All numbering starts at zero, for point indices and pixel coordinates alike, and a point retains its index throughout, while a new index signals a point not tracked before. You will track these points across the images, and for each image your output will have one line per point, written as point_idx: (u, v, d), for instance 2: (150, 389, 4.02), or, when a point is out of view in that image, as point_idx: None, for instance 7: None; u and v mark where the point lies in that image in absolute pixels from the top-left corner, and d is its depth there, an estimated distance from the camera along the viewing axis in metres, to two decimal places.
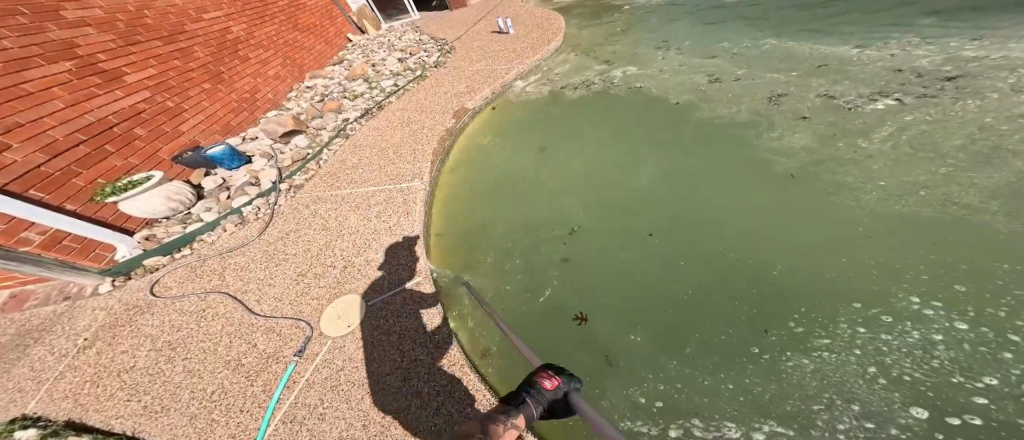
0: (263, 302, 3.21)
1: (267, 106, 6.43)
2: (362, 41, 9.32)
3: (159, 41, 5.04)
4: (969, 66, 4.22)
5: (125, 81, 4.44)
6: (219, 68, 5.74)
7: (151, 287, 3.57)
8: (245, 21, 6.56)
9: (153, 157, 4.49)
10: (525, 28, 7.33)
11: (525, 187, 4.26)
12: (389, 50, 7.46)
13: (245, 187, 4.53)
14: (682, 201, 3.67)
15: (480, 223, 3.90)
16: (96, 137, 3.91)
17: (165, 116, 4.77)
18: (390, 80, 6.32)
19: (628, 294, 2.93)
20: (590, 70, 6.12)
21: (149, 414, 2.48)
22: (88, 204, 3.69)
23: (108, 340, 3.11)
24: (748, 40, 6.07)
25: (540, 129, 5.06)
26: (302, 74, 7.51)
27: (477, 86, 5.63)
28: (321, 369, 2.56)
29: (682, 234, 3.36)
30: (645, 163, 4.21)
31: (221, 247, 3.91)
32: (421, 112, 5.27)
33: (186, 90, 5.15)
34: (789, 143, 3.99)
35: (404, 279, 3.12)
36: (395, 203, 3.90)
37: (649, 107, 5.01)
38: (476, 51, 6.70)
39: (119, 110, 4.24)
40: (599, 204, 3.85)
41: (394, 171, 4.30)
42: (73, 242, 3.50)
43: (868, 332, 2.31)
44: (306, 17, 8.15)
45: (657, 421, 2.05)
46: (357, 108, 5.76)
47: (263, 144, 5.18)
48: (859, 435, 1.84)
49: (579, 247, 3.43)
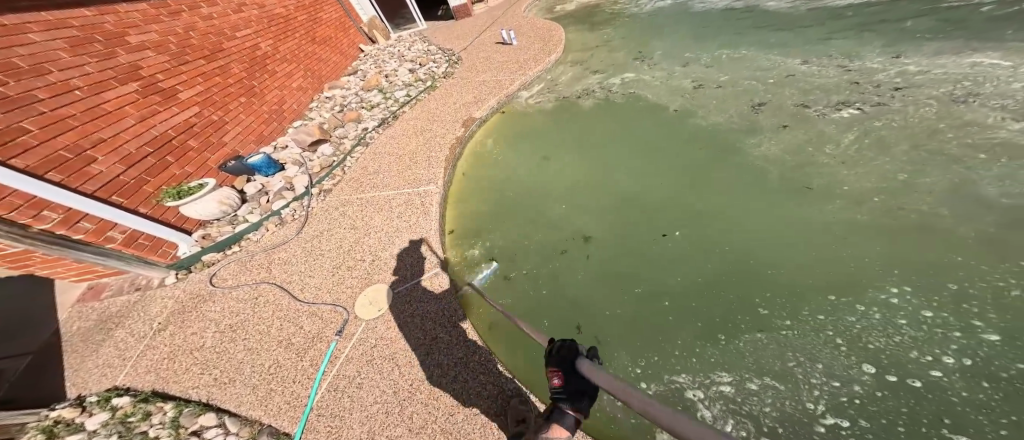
0: (306, 291, 3.79)
1: (292, 116, 7.02)
2: (374, 51, 9.85)
3: (204, 61, 5.62)
4: (914, 77, 4.62)
5: (179, 98, 5.03)
6: (252, 83, 6.33)
7: (210, 279, 4.21)
8: (273, 38, 7.14)
9: (204, 165, 5.10)
10: (528, 38, 7.74)
11: (533, 191, 4.71)
12: (401, 60, 7.96)
13: (282, 191, 5.12)
14: (672, 202, 4.07)
15: (493, 224, 4.36)
16: (160, 149, 4.53)
17: (212, 128, 5.36)
18: (403, 90, 6.83)
19: (623, 284, 3.35)
20: (590, 77, 6.52)
21: (219, 385, 3.06)
22: (156, 207, 4.32)
23: (177, 324, 3.73)
24: (741, 46, 6.39)
25: (546, 136, 5.49)
26: (322, 84, 8.09)
27: (484, 96, 6.08)
28: (358, 346, 3.10)
29: (675, 230, 3.75)
30: (643, 167, 4.61)
31: (266, 245, 4.53)
32: (433, 121, 5.77)
33: (229, 105, 5.75)
34: (770, 148, 4.35)
35: (424, 271, 3.63)
36: (414, 205, 4.40)
37: (647, 115, 5.38)
38: (482, 61, 7.15)
39: (176, 125, 4.85)
40: (601, 206, 4.26)
41: (411, 177, 4.81)
42: (146, 240, 4.15)
43: (825, 318, 2.70)
44: (323, 30, 8.70)
45: (663, 382, 2.53)
46: (374, 118, 6.28)
47: (293, 153, 5.76)
48: (825, 390, 2.31)
49: (582, 245, 3.85)
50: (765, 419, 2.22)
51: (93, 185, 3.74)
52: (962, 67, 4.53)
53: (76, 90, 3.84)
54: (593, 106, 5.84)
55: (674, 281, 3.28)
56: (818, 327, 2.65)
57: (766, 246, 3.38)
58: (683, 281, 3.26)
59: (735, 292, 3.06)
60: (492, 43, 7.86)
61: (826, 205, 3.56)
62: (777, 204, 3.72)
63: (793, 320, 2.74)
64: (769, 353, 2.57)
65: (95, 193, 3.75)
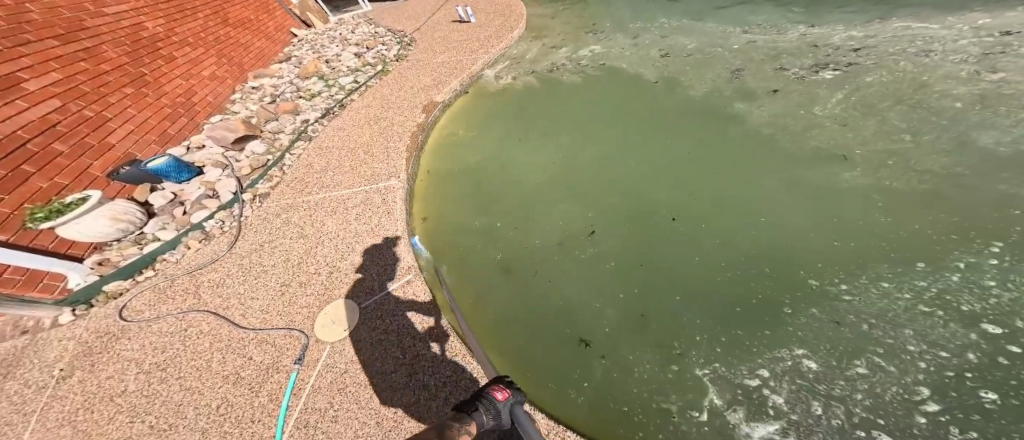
0: (249, 316, 3.13)
1: (207, 110, 5.92)
2: (308, 35, 8.70)
3: (57, 41, 4.35)
4: (850, 51, 4.92)
5: (27, 89, 3.83)
6: (138, 70, 5.17)
7: (120, 312, 3.35)
8: (162, 16, 5.92)
9: (84, 173, 4.06)
10: (484, 17, 7.22)
11: (512, 178, 4.40)
12: (342, 44, 7.08)
13: (203, 200, 4.25)
14: (659, 179, 3.99)
15: (474, 217, 4.00)
16: (10, 156, 3.44)
17: (87, 127, 4.26)
18: (349, 76, 6.05)
19: (629, 269, 3.20)
20: (557, 52, 6.26)
21: (159, 433, 2.38)
22: (20, 232, 3.29)
23: (87, 367, 2.88)
24: (699, 19, 6.45)
25: (518, 118, 5.17)
26: (245, 73, 6.94)
27: (444, 79, 5.55)
28: (325, 374, 2.58)
29: (670, 208, 3.68)
30: (623, 145, 4.49)
31: (189, 265, 3.71)
32: (388, 109, 5.14)
33: (107, 96, 4.62)
34: (737, 123, 4.43)
35: (394, 279, 3.15)
36: (373, 204, 3.85)
37: (619, 92, 5.25)
38: (438, 42, 6.56)
39: (24, 125, 3.66)
40: (588, 188, 4.08)
41: (368, 172, 4.22)
42: (15, 272, 3.11)
43: (892, 286, 2.63)
44: (239, 11, 7.47)
45: (752, 373, 2.31)
46: (317, 109, 5.47)
47: (216, 152, 4.81)
48: (933, 362, 2.16)
49: (577, 231, 3.64)
50: (872, 401, 2.04)
51: None
52: (892, 41, 4.88)
53: None
54: (560, 86, 5.59)
55: (682, 262, 3.18)
56: (886, 295, 2.58)
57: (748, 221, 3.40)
58: (693, 258, 3.20)
59: (750, 267, 3.03)
60: (445, 23, 7.24)
61: (792, 176, 3.70)
62: (750, 178, 3.80)
63: (854, 286, 2.70)
64: (857, 325, 2.44)
65: None
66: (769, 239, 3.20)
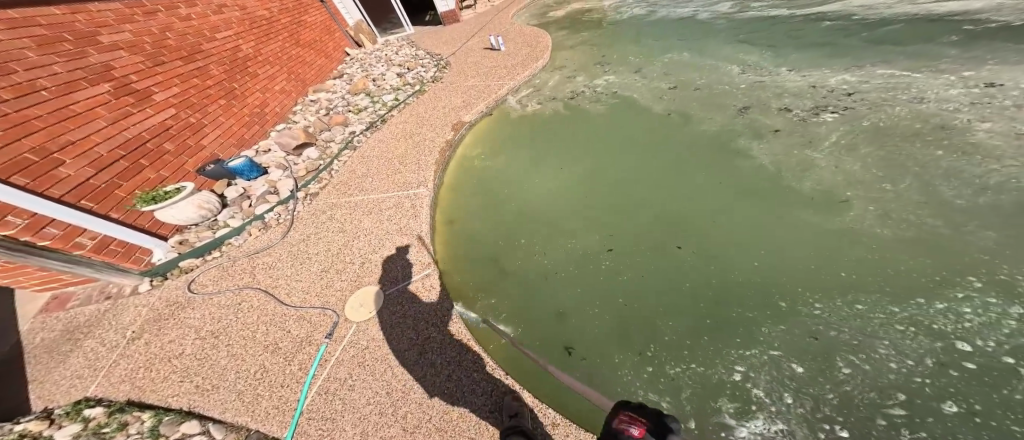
0: (293, 295, 3.73)
1: (275, 119, 6.93)
2: (360, 55, 9.77)
3: (181, 62, 5.47)
4: (870, 87, 4.96)
5: (154, 99, 4.86)
6: (232, 85, 6.19)
7: (189, 285, 4.09)
8: (253, 39, 7.02)
9: (180, 168, 4.96)
10: (514, 45, 7.88)
11: (527, 194, 4.81)
12: (388, 64, 7.97)
13: (266, 195, 5.04)
14: (664, 203, 4.27)
15: (490, 226, 4.44)
16: (133, 152, 4.39)
17: (189, 132, 5.23)
18: (391, 94, 6.83)
19: (619, 280, 3.50)
20: (577, 80, 6.74)
21: (201, 392, 2.96)
22: (128, 212, 4.18)
23: (154, 332, 3.60)
24: (722, 52, 6.69)
25: (537, 139, 5.63)
26: (307, 88, 7.99)
27: (474, 100, 6.16)
28: (349, 348, 3.08)
29: (673, 229, 3.94)
30: (635, 170, 4.80)
31: (249, 249, 4.44)
32: (422, 125, 5.79)
33: (206, 107, 5.60)
34: (747, 155, 4.61)
35: (414, 273, 3.64)
36: (403, 208, 4.42)
37: (634, 121, 5.59)
38: (471, 66, 7.24)
39: (149, 128, 4.66)
40: (598, 208, 4.41)
41: (401, 180, 4.82)
42: (118, 246, 4.00)
43: (867, 308, 2.82)
44: (308, 34, 8.63)
45: (729, 370, 2.60)
46: (362, 122, 6.24)
47: (279, 156, 5.71)
48: (894, 372, 2.40)
49: (582, 245, 3.96)
50: (836, 402, 2.30)
51: (62, 189, 3.60)
52: (917, 77, 4.87)
53: (41, 91, 3.68)
54: (581, 112, 6.00)
55: (674, 279, 3.41)
56: (854, 320, 2.76)
57: (743, 249, 3.57)
58: (688, 276, 3.42)
59: (738, 285, 3.25)
60: (480, 49, 7.96)
61: (794, 208, 3.83)
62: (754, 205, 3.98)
63: (827, 306, 2.90)
64: (831, 338, 2.67)
65: (63, 198, 3.61)
66: (757, 263, 3.40)
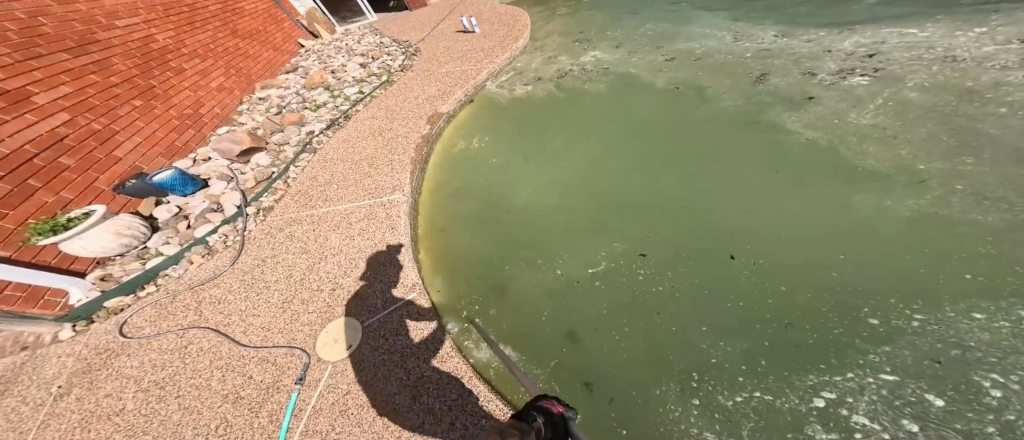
0: (251, 332, 3.05)
1: (215, 122, 5.98)
2: (315, 46, 8.73)
3: (68, 54, 4.41)
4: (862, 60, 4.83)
5: (35, 102, 3.86)
6: (149, 82, 5.24)
7: (121, 329, 3.28)
8: (162, 19, 5.93)
9: (89, 187, 4.05)
10: (488, 27, 7.20)
11: (522, 194, 4.33)
12: (349, 54, 7.08)
13: (206, 214, 4.21)
14: (673, 198, 3.95)
15: (485, 234, 3.94)
16: (16, 171, 3.44)
17: (95, 141, 4.29)
18: (354, 87, 6.02)
19: (640, 289, 3.14)
20: (561, 61, 6.21)
21: None
22: (23, 248, 3.26)
23: (86, 385, 2.83)
24: (709, 26, 6.37)
25: (525, 131, 5.10)
26: (251, 84, 6.99)
27: (449, 89, 5.50)
28: (326, 394, 2.48)
29: (688, 227, 3.62)
30: (633, 162, 4.43)
31: (192, 280, 3.66)
32: (393, 119, 5.10)
33: (117, 108, 4.69)
34: (747, 139, 4.37)
35: (399, 297, 3.06)
36: (377, 219, 3.78)
37: (626, 105, 5.17)
38: (443, 52, 6.53)
39: (33, 138, 3.69)
40: (602, 206, 4.01)
41: (372, 185, 4.16)
42: (16, 290, 3.11)
43: (986, 317, 2.41)
44: (248, 22, 7.55)
45: (833, 399, 2.19)
46: (323, 119, 5.44)
47: (222, 164, 4.83)
48: None
49: (592, 250, 3.56)
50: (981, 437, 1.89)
51: None
52: (906, 48, 4.78)
53: None
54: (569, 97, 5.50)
55: (700, 286, 3.09)
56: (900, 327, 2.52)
57: (763, 246, 3.28)
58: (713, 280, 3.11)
59: (767, 288, 2.98)
60: (450, 33, 7.23)
61: (806, 195, 3.60)
62: (768, 194, 3.74)
63: (931, 314, 2.51)
64: (953, 354, 2.26)
65: None
66: (783, 259, 3.15)
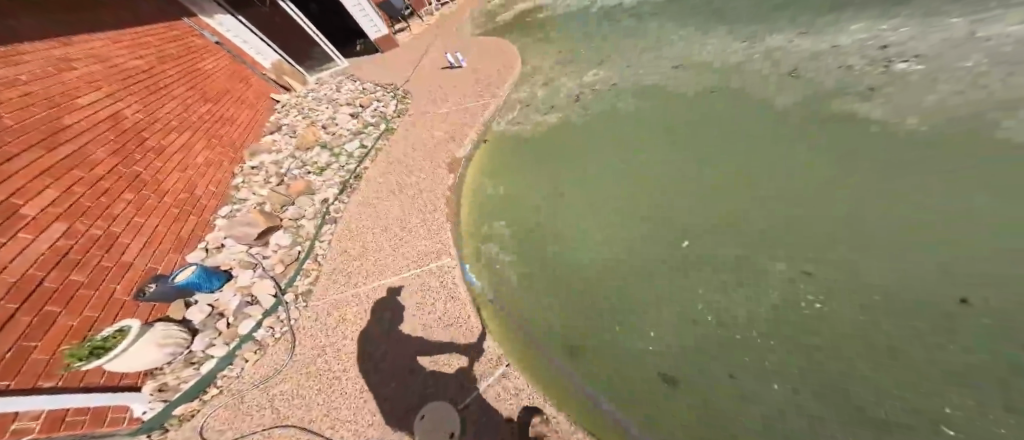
0: (339, 427, 3.02)
1: (214, 204, 5.77)
2: (292, 99, 8.53)
3: (43, 150, 3.81)
4: (832, 61, 5.67)
5: (25, 216, 3.27)
6: (133, 168, 4.77)
7: (200, 434, 3.19)
8: (117, 91, 5.21)
9: (110, 300, 3.64)
10: (473, 57, 7.21)
11: (558, 233, 4.61)
12: (334, 106, 7.13)
13: (245, 309, 4.10)
14: (703, 218, 4.41)
15: (532, 280, 4.14)
16: (30, 298, 2.93)
17: (100, 247, 3.84)
18: (354, 141, 5.90)
19: (706, 308, 3.55)
20: (562, 87, 6.19)
21: None
22: (65, 376, 2.85)
23: None
24: (681, 40, 6.87)
25: (536, 168, 5.32)
26: (237, 152, 6.72)
27: (461, 129, 5.51)
28: None
29: (726, 243, 4.11)
30: (653, 188, 4.85)
31: (255, 378, 3.60)
32: (408, 173, 5.10)
33: (110, 207, 4.20)
34: (741, 156, 4.95)
35: (486, 373, 3.09)
36: (431, 288, 3.87)
37: (625, 133, 5.60)
38: (437, 91, 6.48)
39: (34, 259, 3.16)
40: (638, 235, 4.43)
41: (414, 253, 4.23)
42: (77, 414, 2.78)
43: None
44: (216, 83, 7.23)
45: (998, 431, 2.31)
46: (333, 182, 5.35)
47: (240, 251, 4.65)
48: None
49: (645, 279, 3.95)
50: None
51: None
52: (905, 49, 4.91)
53: None
54: (578, 124, 5.82)
55: (747, 303, 3.51)
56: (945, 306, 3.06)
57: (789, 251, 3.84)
58: (765, 289, 3.59)
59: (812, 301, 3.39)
60: (435, 68, 7.22)
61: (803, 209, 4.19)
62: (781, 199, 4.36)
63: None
64: None
65: None
66: (818, 259, 3.69)
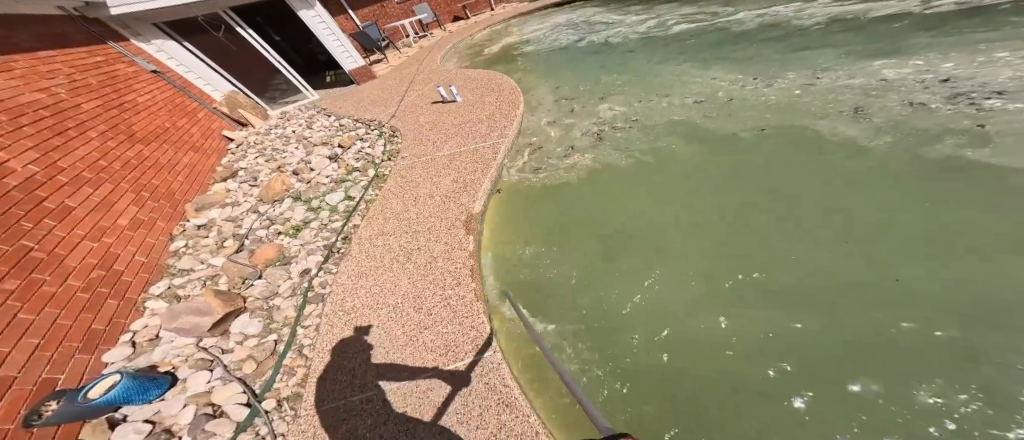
0: None
1: (142, 279, 4.07)
2: (252, 138, 7.34)
3: None
4: (874, 56, 5.15)
5: None
6: (20, 240, 3.20)
7: None
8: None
9: None
10: (468, 93, 6.61)
11: (625, 282, 3.40)
12: (307, 146, 6.26)
13: (205, 425, 2.65)
14: (813, 227, 3.32)
15: (613, 355, 2.79)
16: None
17: None
18: (338, 192, 5.16)
19: (948, 369, 2.15)
20: (573, 124, 5.59)
21: None
22: None
23: None
24: (683, 56, 6.51)
25: (572, 205, 4.35)
26: (176, 207, 5.28)
27: (470, 178, 4.68)
28: None
29: (872, 256, 2.93)
30: (741, 214, 3.68)
31: None
32: (413, 235, 4.24)
33: None
34: (844, 159, 3.80)
35: None
36: (476, 396, 2.58)
37: (672, 154, 4.57)
38: (430, 128, 5.92)
39: None
40: (732, 260, 3.30)
41: (437, 342, 3.06)
42: None
43: None
44: (144, 120, 5.79)
45: None
46: (316, 246, 4.43)
47: (186, 345, 3.39)
48: None
49: (777, 318, 2.74)
50: None
51: None
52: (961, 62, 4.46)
53: None
54: (606, 147, 4.99)
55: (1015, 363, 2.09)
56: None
57: (974, 255, 2.71)
58: (983, 313, 2.35)
59: None
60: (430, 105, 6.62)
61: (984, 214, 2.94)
62: (908, 188, 3.32)
63: None
64: None
65: None
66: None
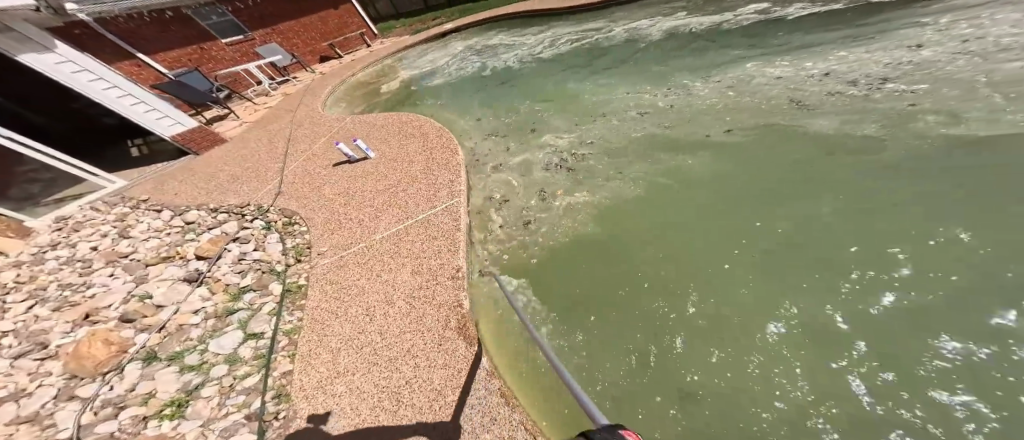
0: None
1: None
2: (30, 276, 4.75)
3: None
4: (751, 50, 6.15)
5: None
6: None
7: None
8: None
9: None
10: (381, 158, 5.91)
11: (662, 324, 2.99)
12: (147, 264, 4.82)
13: None
14: (813, 217, 3.51)
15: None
16: None
17: None
18: (234, 330, 3.74)
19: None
20: (522, 158, 5.24)
21: None
22: None
23: None
24: (587, 70, 6.89)
25: (570, 257, 3.82)
26: None
27: (440, 259, 3.84)
28: None
29: (883, 235, 3.13)
30: (738, 222, 3.73)
31: None
32: (391, 363, 3.01)
33: None
34: (789, 143, 4.33)
35: None
36: None
37: (644, 172, 4.54)
38: (352, 203, 5.26)
39: None
40: (742, 269, 3.28)
41: None
42: None
43: None
44: None
45: None
46: (235, 423, 2.83)
47: None
48: None
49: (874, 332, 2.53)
50: None
51: None
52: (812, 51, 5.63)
53: None
54: (576, 176, 4.72)
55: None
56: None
57: (932, 209, 3.17)
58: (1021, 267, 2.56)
59: None
60: (335, 174, 6.18)
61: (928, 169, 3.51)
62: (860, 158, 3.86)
63: None
64: None
65: None
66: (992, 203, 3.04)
